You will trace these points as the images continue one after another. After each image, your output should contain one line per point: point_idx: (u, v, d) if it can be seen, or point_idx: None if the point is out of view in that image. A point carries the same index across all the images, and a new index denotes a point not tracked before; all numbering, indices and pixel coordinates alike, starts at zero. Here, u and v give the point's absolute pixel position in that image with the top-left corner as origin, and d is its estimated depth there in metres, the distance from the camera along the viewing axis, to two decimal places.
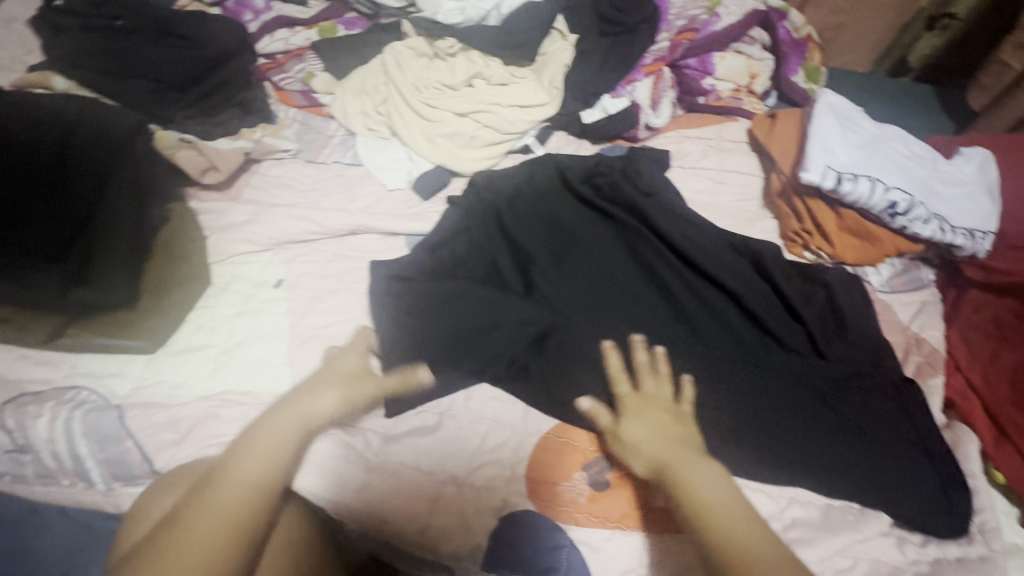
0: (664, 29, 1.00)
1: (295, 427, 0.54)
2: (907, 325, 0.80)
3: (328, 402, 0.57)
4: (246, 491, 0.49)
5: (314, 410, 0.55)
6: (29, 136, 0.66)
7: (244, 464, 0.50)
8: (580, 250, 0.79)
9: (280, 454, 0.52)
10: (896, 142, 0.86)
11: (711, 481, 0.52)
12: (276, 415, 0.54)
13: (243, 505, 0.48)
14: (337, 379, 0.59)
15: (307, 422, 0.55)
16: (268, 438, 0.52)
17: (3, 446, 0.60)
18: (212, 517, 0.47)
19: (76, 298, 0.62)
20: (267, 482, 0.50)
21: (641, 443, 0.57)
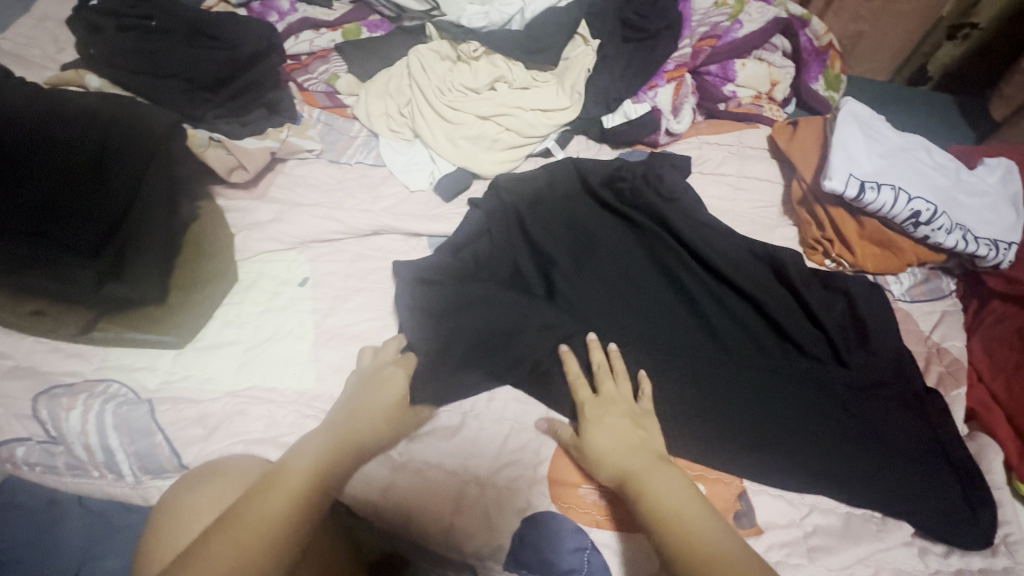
0: (686, 35, 1.01)
1: (343, 433, 0.59)
2: (928, 335, 0.80)
3: (376, 425, 0.61)
4: (304, 486, 0.53)
5: (363, 430, 0.60)
6: (64, 133, 0.67)
7: (299, 465, 0.54)
8: (602, 254, 0.79)
9: (333, 458, 0.56)
10: (919, 152, 0.86)
11: (670, 486, 0.53)
12: (328, 427, 0.59)
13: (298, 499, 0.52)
14: (378, 396, 0.63)
15: (356, 441, 0.59)
16: (320, 444, 0.57)
17: (37, 436, 0.62)
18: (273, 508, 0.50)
19: (110, 293, 0.63)
20: (318, 480, 0.54)
21: (604, 451, 0.58)
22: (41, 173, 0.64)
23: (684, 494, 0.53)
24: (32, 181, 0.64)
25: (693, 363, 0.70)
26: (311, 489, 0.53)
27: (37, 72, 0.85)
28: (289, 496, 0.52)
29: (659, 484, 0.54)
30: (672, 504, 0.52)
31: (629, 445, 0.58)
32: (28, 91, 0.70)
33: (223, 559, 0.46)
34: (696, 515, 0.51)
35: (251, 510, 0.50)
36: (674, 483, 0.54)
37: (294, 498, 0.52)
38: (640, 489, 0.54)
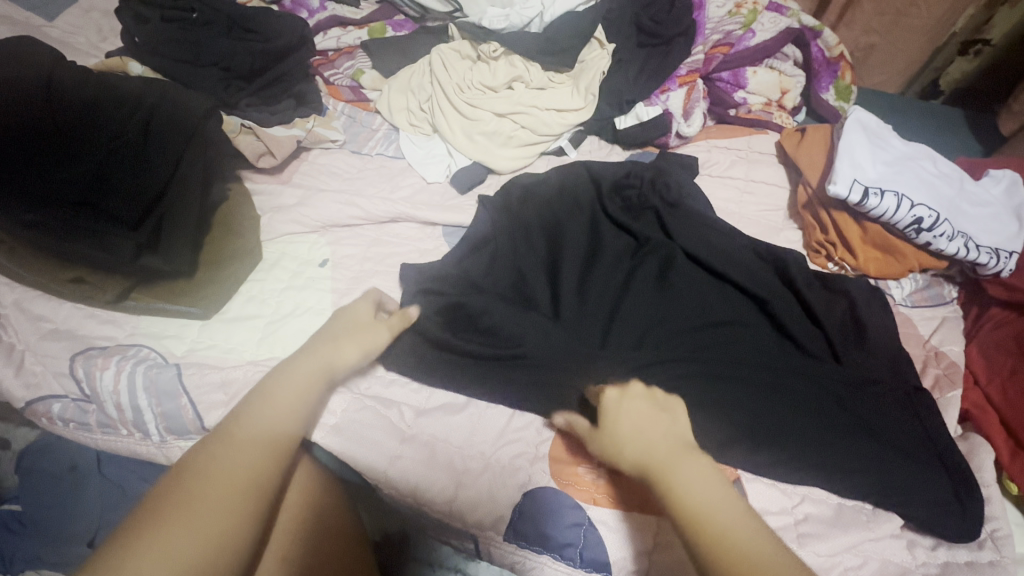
0: (699, 43, 1.05)
1: (308, 381, 0.59)
2: (926, 339, 0.82)
3: (347, 354, 0.62)
4: (268, 440, 0.53)
5: (337, 361, 0.61)
6: (112, 115, 0.71)
7: (260, 418, 0.54)
8: (604, 262, 0.80)
9: (296, 403, 0.57)
10: (924, 161, 0.88)
11: (707, 489, 0.50)
12: (293, 369, 0.59)
13: (260, 453, 0.52)
14: (353, 334, 0.64)
15: (330, 370, 0.60)
16: (284, 391, 0.57)
17: (73, 393, 0.66)
18: (237, 460, 0.50)
19: (145, 264, 0.67)
20: (282, 429, 0.54)
21: (630, 451, 0.54)
22: (90, 152, 0.69)
23: (713, 489, 0.50)
24: (81, 159, 0.68)
25: (692, 365, 0.71)
26: (279, 440, 0.54)
27: (84, 59, 0.91)
28: (255, 447, 0.52)
29: (686, 484, 0.50)
30: (702, 508, 0.49)
31: (648, 434, 0.55)
32: (77, 73, 0.74)
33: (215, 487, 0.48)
34: (727, 517, 0.48)
35: (220, 462, 0.50)
36: (699, 479, 0.51)
37: (262, 451, 0.52)
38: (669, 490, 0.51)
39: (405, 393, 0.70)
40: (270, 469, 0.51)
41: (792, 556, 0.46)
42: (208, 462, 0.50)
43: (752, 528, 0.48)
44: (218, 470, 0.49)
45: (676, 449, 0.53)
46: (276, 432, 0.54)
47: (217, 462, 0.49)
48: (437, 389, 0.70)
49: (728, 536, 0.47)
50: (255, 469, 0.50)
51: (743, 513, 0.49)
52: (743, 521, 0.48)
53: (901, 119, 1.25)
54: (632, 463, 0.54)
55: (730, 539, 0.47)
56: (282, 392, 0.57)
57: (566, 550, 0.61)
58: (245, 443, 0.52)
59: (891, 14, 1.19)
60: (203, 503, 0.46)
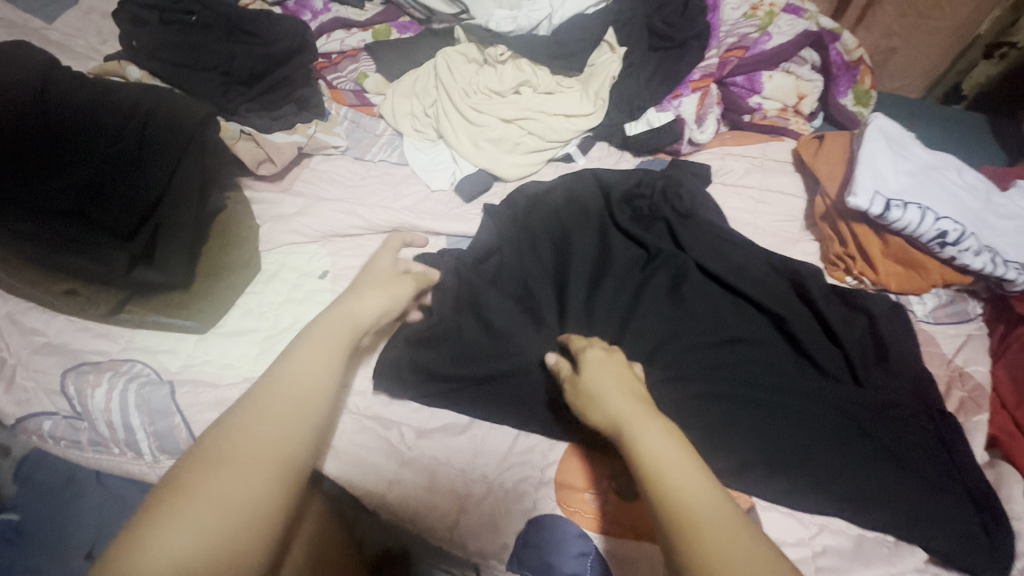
0: (713, 46, 1.01)
1: (341, 345, 0.54)
2: (950, 358, 0.78)
3: (371, 303, 0.59)
4: (299, 411, 0.48)
5: (362, 311, 0.58)
6: (107, 120, 0.69)
7: (290, 389, 0.49)
8: (613, 275, 0.77)
9: (328, 370, 0.52)
10: (949, 171, 0.85)
11: (664, 448, 0.47)
12: (325, 332, 0.55)
13: (293, 422, 0.47)
14: (377, 284, 0.62)
15: (358, 323, 0.57)
16: (315, 356, 0.52)
17: (64, 411, 0.64)
18: (268, 428, 0.46)
19: (139, 277, 0.65)
20: (311, 391, 0.50)
21: (600, 411, 0.53)
22: (85, 159, 0.67)
23: (678, 454, 0.47)
24: (76, 167, 0.67)
25: (703, 384, 0.69)
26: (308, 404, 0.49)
27: (82, 63, 0.89)
28: (281, 411, 0.48)
29: (649, 443, 0.47)
30: (662, 468, 0.45)
31: (618, 392, 0.53)
32: (73, 77, 0.72)
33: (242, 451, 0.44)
34: (689, 483, 0.44)
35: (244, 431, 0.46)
36: (665, 443, 0.47)
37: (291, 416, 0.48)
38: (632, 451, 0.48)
39: (405, 412, 0.68)
40: (297, 441, 0.47)
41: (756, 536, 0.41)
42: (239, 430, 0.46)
43: (713, 496, 0.43)
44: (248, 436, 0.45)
45: (642, 410, 0.51)
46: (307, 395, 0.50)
47: (247, 429, 0.46)
48: (439, 408, 0.67)
49: (683, 502, 0.43)
50: (288, 440, 0.46)
51: (707, 482, 0.45)
52: (708, 492, 0.44)
53: (924, 124, 1.20)
54: (603, 421, 0.52)
55: (686, 507, 0.43)
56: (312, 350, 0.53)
57: None
58: (275, 410, 0.47)
59: (914, 17, 1.16)
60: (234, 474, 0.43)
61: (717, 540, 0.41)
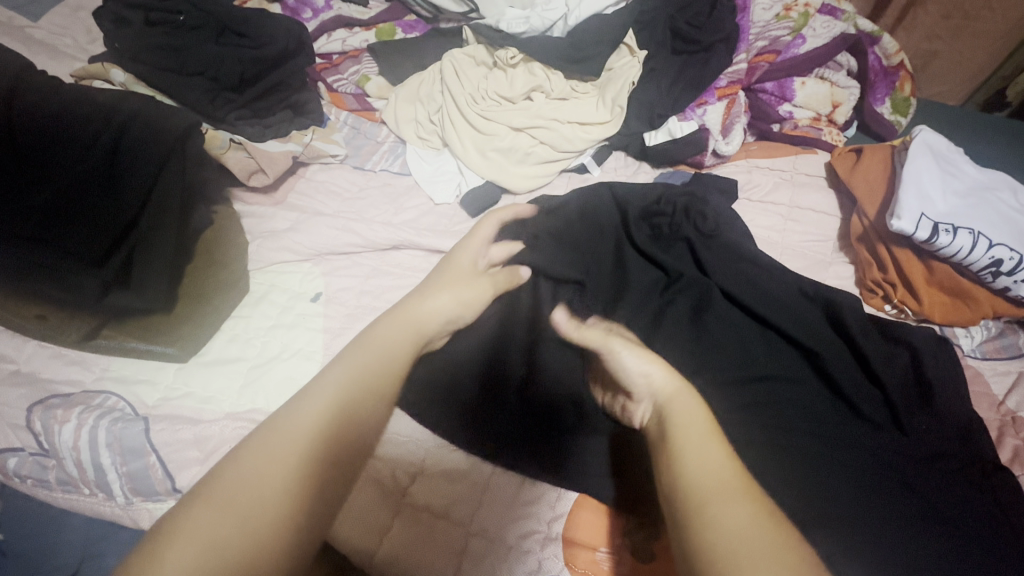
0: (743, 50, 0.93)
1: (390, 354, 0.51)
2: (1001, 401, 0.71)
3: (439, 301, 0.57)
4: (335, 427, 0.44)
5: (428, 310, 0.56)
6: (80, 131, 0.64)
7: (326, 395, 0.46)
8: (631, 300, 0.71)
9: (369, 382, 0.48)
10: (1004, 192, 0.77)
11: (688, 413, 0.48)
12: (377, 341, 0.51)
13: (321, 438, 0.43)
14: (450, 280, 0.60)
15: (421, 325, 0.55)
16: (354, 370, 0.48)
17: (30, 448, 0.59)
18: (294, 440, 0.42)
19: (114, 303, 0.60)
20: (352, 412, 0.46)
21: (646, 368, 0.52)
22: (56, 174, 0.62)
23: (708, 431, 0.46)
24: (46, 181, 0.62)
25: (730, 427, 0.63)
26: (353, 425, 0.46)
27: (66, 63, 0.84)
28: (318, 423, 0.44)
29: (680, 408, 0.48)
30: (684, 434, 0.45)
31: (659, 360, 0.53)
32: (47, 86, 0.68)
33: (272, 454, 0.41)
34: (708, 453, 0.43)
35: (285, 427, 0.43)
36: (699, 420, 0.47)
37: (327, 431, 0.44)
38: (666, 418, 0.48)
39: (403, 451, 0.61)
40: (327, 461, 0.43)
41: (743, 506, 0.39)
42: (264, 444, 0.42)
43: (717, 456, 0.43)
44: (269, 451, 0.42)
45: (681, 386, 0.51)
46: (348, 411, 0.46)
47: (269, 442, 0.42)
48: (442, 447, 0.61)
49: (692, 463, 0.43)
50: (320, 442, 0.43)
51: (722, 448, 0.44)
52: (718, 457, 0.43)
53: (968, 133, 1.10)
54: (652, 382, 0.52)
55: (689, 460, 0.43)
56: (370, 352, 0.50)
57: None
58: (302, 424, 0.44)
59: (958, 18, 1.08)
60: (250, 498, 0.39)
61: (708, 494, 0.40)
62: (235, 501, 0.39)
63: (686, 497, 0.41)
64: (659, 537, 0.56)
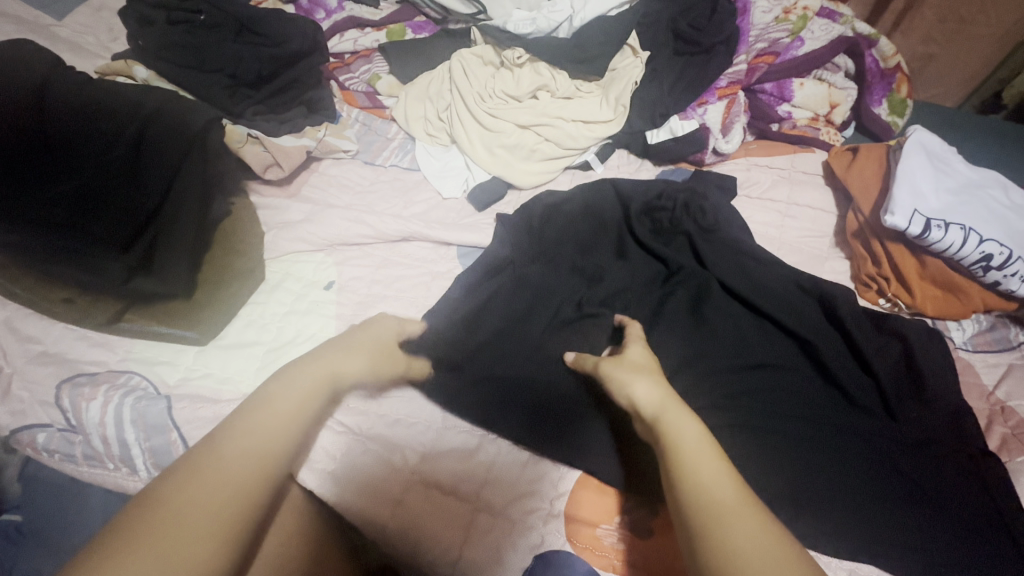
0: (743, 51, 0.96)
1: (302, 401, 0.49)
2: (991, 391, 0.73)
3: (357, 367, 0.54)
4: (255, 478, 0.43)
5: (346, 369, 0.54)
6: (106, 125, 0.68)
7: (259, 428, 0.46)
8: (633, 292, 0.74)
9: (285, 427, 0.47)
10: (995, 189, 0.80)
11: (687, 428, 0.48)
12: (283, 387, 0.50)
13: (241, 489, 0.42)
14: (371, 347, 0.57)
15: (336, 376, 0.53)
16: (287, 400, 0.49)
17: (59, 424, 0.62)
18: (213, 499, 0.40)
19: (138, 288, 0.63)
20: (276, 444, 0.46)
21: (632, 394, 0.53)
22: (84, 165, 0.65)
23: (705, 444, 0.47)
24: (73, 173, 0.65)
25: (726, 414, 0.65)
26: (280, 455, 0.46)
27: (90, 60, 0.87)
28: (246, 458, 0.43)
29: (678, 425, 0.48)
30: (686, 448, 0.46)
31: (648, 377, 0.54)
32: (75, 81, 0.70)
33: (208, 488, 0.40)
34: (710, 469, 0.44)
35: (221, 457, 0.43)
36: (695, 430, 0.48)
37: (259, 464, 0.44)
38: (662, 430, 0.49)
39: (409, 434, 0.64)
40: (264, 491, 0.43)
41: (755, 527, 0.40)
42: (181, 498, 0.39)
43: (722, 476, 0.44)
44: (187, 511, 0.38)
45: (672, 396, 0.52)
46: (276, 442, 0.46)
47: (186, 502, 0.39)
48: (447, 430, 0.64)
49: (700, 480, 0.43)
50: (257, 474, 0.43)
51: (724, 466, 0.45)
52: (722, 476, 0.44)
53: (963, 134, 1.13)
54: (640, 401, 0.52)
55: (698, 481, 0.44)
56: (291, 388, 0.50)
57: None
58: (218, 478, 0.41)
59: (953, 23, 1.11)
60: (190, 525, 0.38)
61: (721, 515, 0.41)
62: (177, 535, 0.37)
63: (699, 515, 0.41)
64: (658, 514, 0.58)
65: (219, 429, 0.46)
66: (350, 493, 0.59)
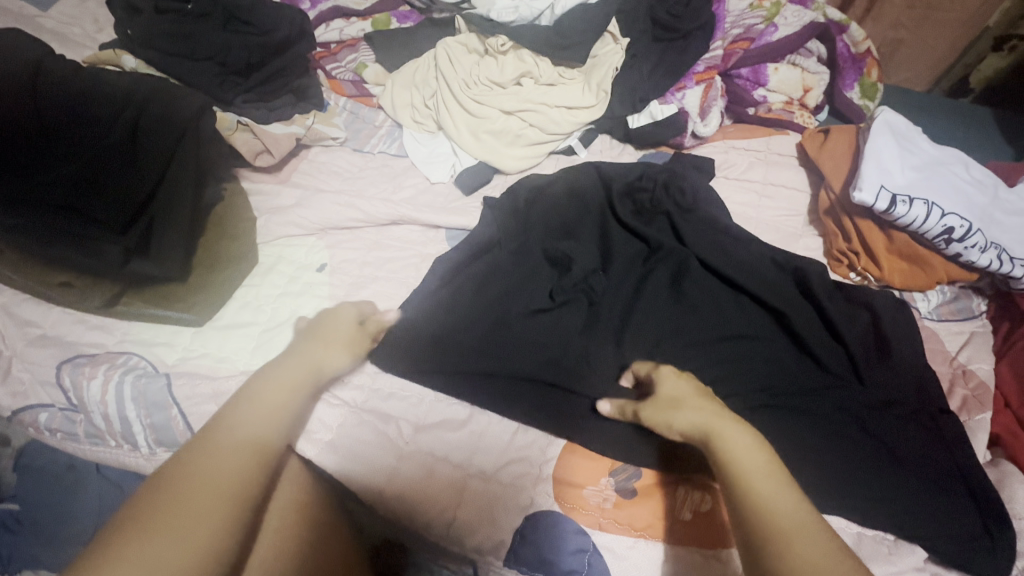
0: (719, 37, 1.00)
1: (287, 395, 0.54)
2: (953, 356, 0.77)
3: (336, 360, 0.60)
4: (251, 460, 0.47)
5: (326, 365, 0.59)
6: (99, 113, 0.69)
7: (250, 419, 0.51)
8: (616, 269, 0.77)
9: (277, 416, 0.52)
10: (956, 167, 0.84)
11: (745, 447, 0.51)
12: (272, 380, 0.55)
13: (241, 468, 0.46)
14: (342, 337, 0.62)
15: (318, 372, 0.58)
16: (279, 389, 0.54)
17: (61, 403, 0.65)
18: (222, 472, 0.45)
19: (135, 270, 0.65)
20: (266, 435, 0.50)
21: (675, 422, 0.55)
22: (78, 152, 0.66)
23: (761, 457, 0.50)
24: (67, 160, 0.66)
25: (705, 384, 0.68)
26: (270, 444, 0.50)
27: (77, 50, 0.87)
28: (238, 449, 0.48)
29: (734, 447, 0.51)
30: (750, 467, 0.49)
31: (697, 400, 0.56)
32: (65, 69, 0.71)
33: (207, 475, 0.45)
34: (773, 485, 0.49)
35: (219, 448, 0.47)
36: (749, 446, 0.51)
37: (251, 455, 0.48)
38: (717, 448, 0.52)
39: (402, 407, 0.66)
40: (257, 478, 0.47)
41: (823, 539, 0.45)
42: (185, 482, 0.44)
43: (781, 491, 0.48)
44: (192, 491, 0.43)
45: (720, 412, 0.54)
46: (267, 432, 0.50)
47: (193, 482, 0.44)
48: (434, 403, 0.67)
49: (766, 496, 0.47)
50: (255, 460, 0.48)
51: (787, 485, 0.49)
52: (791, 498, 0.48)
53: (931, 117, 1.17)
54: (684, 426, 0.54)
55: (773, 506, 0.47)
56: (271, 389, 0.54)
57: None
58: (217, 466, 0.46)
59: (921, 9, 1.15)
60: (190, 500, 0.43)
61: (796, 537, 0.44)
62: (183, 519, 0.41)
63: (771, 533, 0.45)
64: (640, 476, 0.62)
65: (217, 420, 0.50)
66: (348, 464, 0.62)
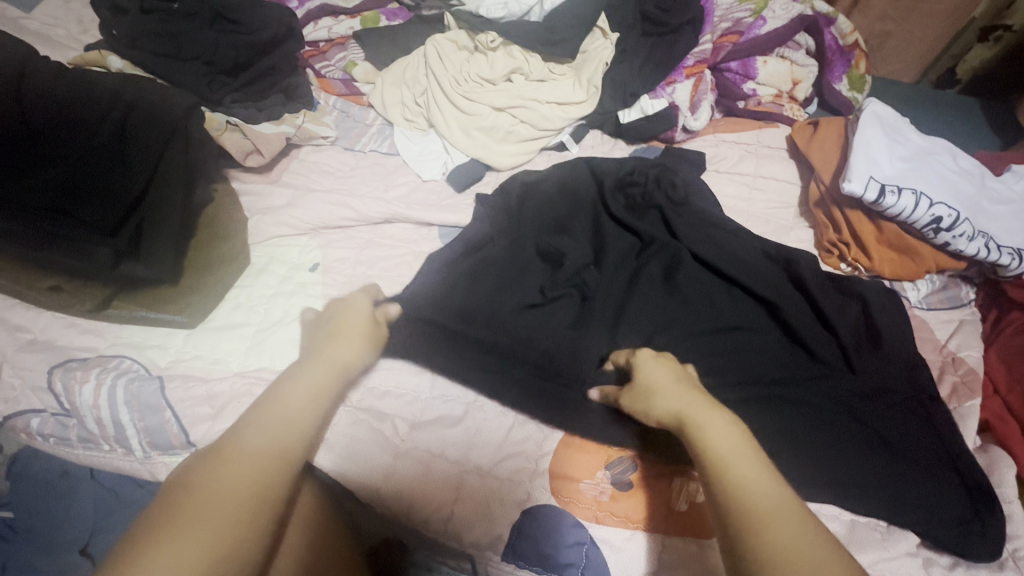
0: (708, 31, 1.00)
1: (314, 397, 0.53)
2: (943, 344, 0.78)
3: (359, 357, 0.59)
4: (278, 463, 0.47)
5: (349, 363, 0.58)
6: (86, 114, 0.68)
7: (277, 419, 0.50)
8: (609, 264, 0.77)
9: (303, 419, 0.52)
10: (943, 157, 0.84)
11: (721, 433, 0.51)
12: (297, 381, 0.54)
13: (267, 471, 0.46)
14: (358, 333, 0.60)
15: (345, 371, 0.57)
16: (308, 389, 0.53)
17: (53, 408, 0.65)
18: (246, 475, 0.45)
19: (125, 272, 0.64)
20: (292, 437, 0.50)
21: (654, 409, 0.55)
22: (66, 154, 0.66)
23: (739, 442, 0.50)
24: (55, 162, 0.65)
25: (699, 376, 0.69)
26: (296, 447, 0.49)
27: (61, 52, 0.86)
28: (264, 451, 0.47)
29: (709, 434, 0.51)
30: (725, 453, 0.49)
31: (675, 387, 0.55)
32: (50, 71, 0.71)
33: (232, 477, 0.44)
34: (753, 472, 0.48)
35: (242, 450, 0.47)
36: (725, 431, 0.51)
37: (277, 458, 0.47)
38: (693, 435, 0.52)
39: (399, 405, 0.66)
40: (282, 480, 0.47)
41: (805, 528, 0.44)
42: (210, 483, 0.44)
43: (761, 478, 0.47)
44: (216, 493, 0.43)
45: (698, 398, 0.54)
46: (292, 433, 0.50)
47: (219, 480, 0.44)
48: (431, 400, 0.67)
49: (738, 481, 0.47)
50: (280, 463, 0.47)
51: (765, 471, 0.48)
52: (770, 486, 0.47)
53: (918, 108, 1.18)
54: (661, 413, 0.55)
55: (750, 493, 0.46)
56: (296, 390, 0.54)
57: (569, 571, 0.58)
58: (244, 467, 0.46)
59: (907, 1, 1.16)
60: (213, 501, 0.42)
61: (771, 525, 0.44)
62: (210, 519, 0.41)
63: (742, 517, 0.45)
64: (635, 468, 0.62)
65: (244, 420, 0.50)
66: (347, 463, 0.62)
